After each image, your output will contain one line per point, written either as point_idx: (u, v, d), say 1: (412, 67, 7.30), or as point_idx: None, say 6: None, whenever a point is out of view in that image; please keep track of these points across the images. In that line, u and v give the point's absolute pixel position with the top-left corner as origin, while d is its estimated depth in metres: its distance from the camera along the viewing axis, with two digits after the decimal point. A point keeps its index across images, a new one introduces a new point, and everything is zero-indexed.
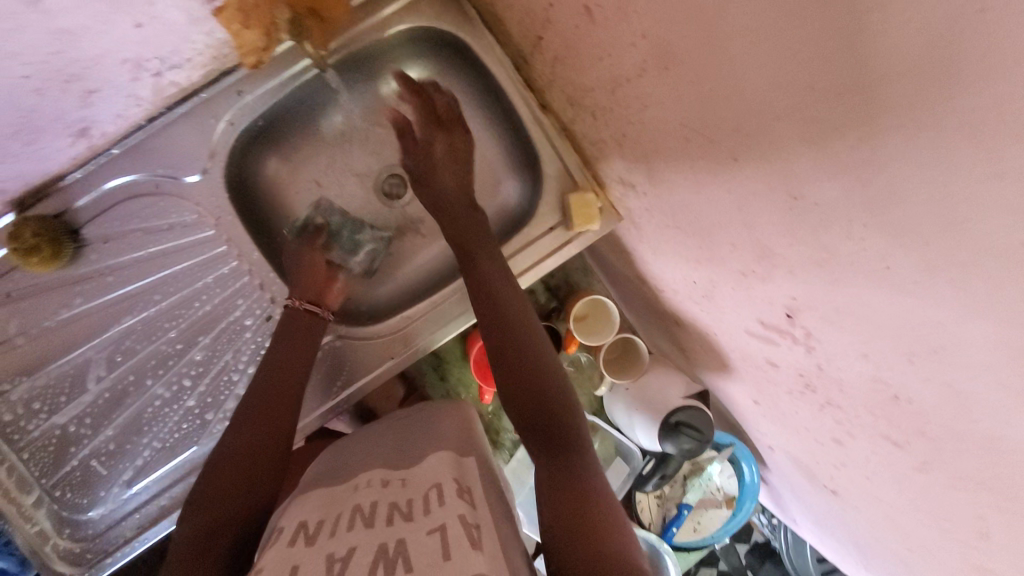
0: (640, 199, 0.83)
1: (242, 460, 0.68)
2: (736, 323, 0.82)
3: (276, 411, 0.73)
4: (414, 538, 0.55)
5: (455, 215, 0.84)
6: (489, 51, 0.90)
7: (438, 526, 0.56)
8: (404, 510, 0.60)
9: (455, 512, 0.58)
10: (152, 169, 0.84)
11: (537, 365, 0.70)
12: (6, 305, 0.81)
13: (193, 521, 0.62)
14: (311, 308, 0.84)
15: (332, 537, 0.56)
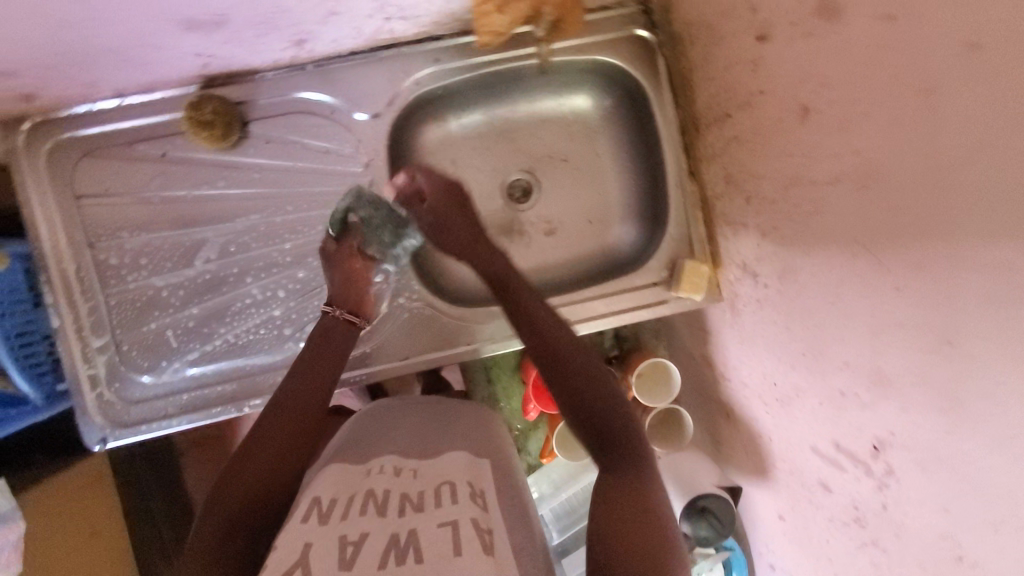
0: (756, 289, 0.86)
1: (270, 439, 0.69)
2: (803, 436, 0.84)
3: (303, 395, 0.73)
4: (425, 529, 0.57)
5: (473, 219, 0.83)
6: (663, 106, 0.95)
7: (450, 521, 0.57)
8: (413, 502, 0.62)
9: (466, 513, 0.59)
10: (333, 96, 0.89)
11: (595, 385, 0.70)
12: (159, 163, 0.86)
13: (218, 504, 0.64)
14: (351, 317, 0.81)
15: (346, 518, 0.59)
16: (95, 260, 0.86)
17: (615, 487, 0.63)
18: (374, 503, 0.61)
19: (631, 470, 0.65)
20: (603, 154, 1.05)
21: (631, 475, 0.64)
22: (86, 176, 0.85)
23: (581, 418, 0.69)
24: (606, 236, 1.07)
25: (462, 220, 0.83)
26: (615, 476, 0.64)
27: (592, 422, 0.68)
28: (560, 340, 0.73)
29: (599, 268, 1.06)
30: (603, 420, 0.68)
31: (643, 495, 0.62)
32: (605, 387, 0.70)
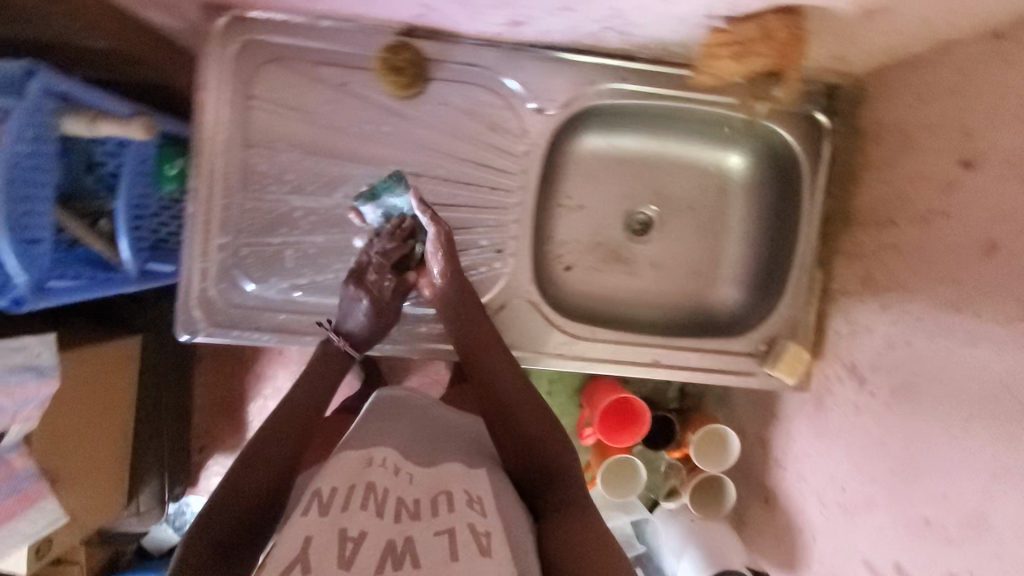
0: (858, 393, 0.86)
1: (271, 445, 0.72)
2: (857, 547, 0.85)
3: (306, 408, 0.77)
4: (422, 538, 0.58)
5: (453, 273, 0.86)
6: (814, 189, 0.95)
7: (446, 528, 0.59)
8: (409, 508, 0.61)
9: (465, 519, 0.60)
10: (517, 82, 0.90)
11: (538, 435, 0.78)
12: (337, 91, 0.87)
13: (219, 506, 0.66)
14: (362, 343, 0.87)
15: (347, 510, 0.59)
16: (246, 161, 0.87)
17: (561, 529, 0.68)
18: (374, 500, 0.61)
19: (576, 515, 0.70)
20: (734, 217, 1.07)
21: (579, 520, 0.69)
22: (268, 81, 0.87)
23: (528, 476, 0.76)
24: (712, 291, 1.08)
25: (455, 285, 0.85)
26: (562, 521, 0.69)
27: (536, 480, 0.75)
28: (511, 407, 0.80)
29: (693, 320, 1.08)
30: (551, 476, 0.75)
31: (594, 537, 0.67)
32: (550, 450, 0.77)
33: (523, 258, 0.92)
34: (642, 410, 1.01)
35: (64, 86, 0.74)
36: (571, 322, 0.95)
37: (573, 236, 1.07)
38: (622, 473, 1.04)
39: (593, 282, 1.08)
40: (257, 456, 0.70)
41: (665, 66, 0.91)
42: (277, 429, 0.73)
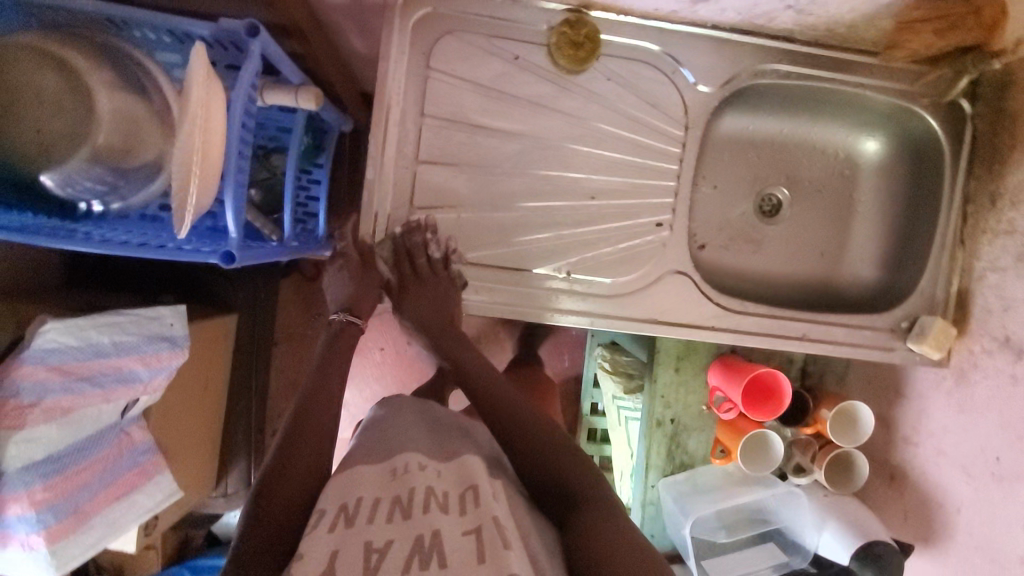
0: (1014, 365, 0.89)
1: (307, 433, 0.75)
2: (1017, 513, 0.87)
3: (323, 400, 0.82)
4: (448, 534, 0.57)
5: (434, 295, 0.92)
6: (956, 169, 0.97)
7: (474, 527, 0.58)
8: (439, 500, 0.62)
9: (489, 513, 0.60)
10: (680, 60, 0.92)
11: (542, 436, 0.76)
12: (510, 64, 0.90)
13: (263, 499, 0.67)
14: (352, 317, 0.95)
15: (374, 523, 0.59)
16: (420, 130, 0.89)
17: (582, 522, 0.65)
18: (401, 508, 0.61)
19: (591, 507, 0.67)
20: (863, 200, 1.09)
21: (595, 512, 0.66)
22: (442, 53, 0.88)
23: (531, 480, 0.73)
24: (845, 271, 1.10)
25: (427, 300, 0.92)
26: (578, 515, 0.66)
27: (541, 482, 0.72)
28: (507, 409, 0.80)
29: (826, 300, 1.09)
30: (559, 480, 0.71)
31: (619, 527, 0.64)
32: (552, 449, 0.74)
33: (678, 232, 0.96)
34: (782, 384, 1.03)
35: (273, 49, 0.77)
36: (721, 297, 0.97)
37: (706, 216, 1.09)
38: (757, 447, 1.05)
39: (726, 262, 1.09)
40: (292, 449, 0.73)
41: (819, 49, 0.94)
42: (298, 429, 0.76)
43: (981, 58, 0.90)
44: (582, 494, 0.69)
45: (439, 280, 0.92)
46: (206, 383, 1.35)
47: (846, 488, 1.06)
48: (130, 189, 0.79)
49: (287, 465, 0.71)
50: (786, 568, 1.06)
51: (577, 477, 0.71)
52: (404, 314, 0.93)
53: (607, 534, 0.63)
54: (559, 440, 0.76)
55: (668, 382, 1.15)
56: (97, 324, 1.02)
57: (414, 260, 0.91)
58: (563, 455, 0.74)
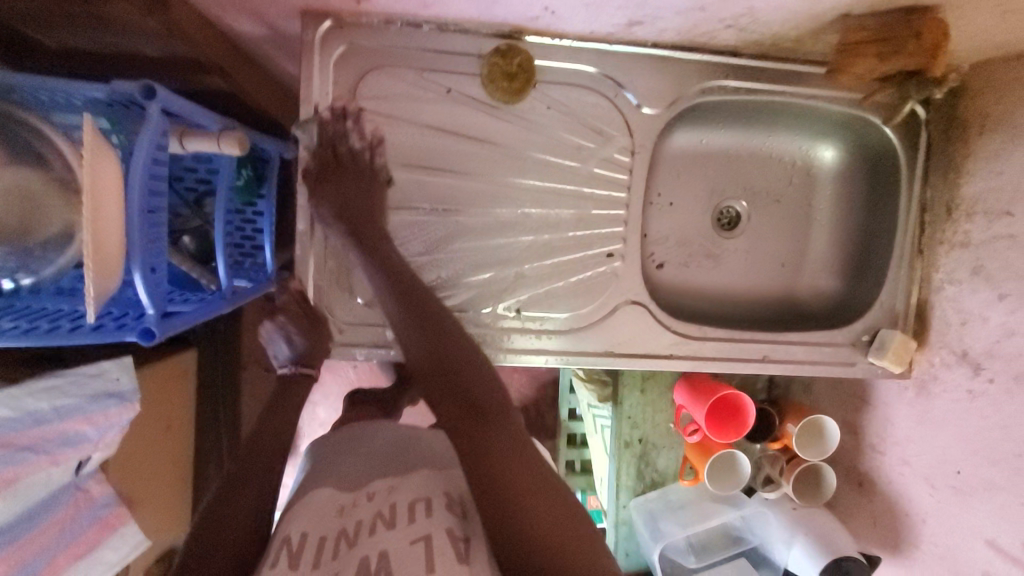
0: (973, 381, 0.88)
1: (239, 493, 0.67)
2: (978, 527, 0.87)
3: (270, 439, 0.75)
4: (396, 549, 0.55)
5: (345, 164, 0.80)
6: (910, 181, 0.95)
7: (422, 535, 0.56)
8: (385, 517, 0.59)
9: (442, 525, 0.58)
10: (622, 82, 0.87)
11: (460, 364, 0.67)
12: (440, 98, 0.84)
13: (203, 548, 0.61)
14: (306, 370, 0.86)
15: (319, 562, 0.55)
16: (351, 173, 0.84)
17: (489, 446, 0.61)
18: (346, 538, 0.57)
19: (499, 427, 0.63)
20: (820, 207, 1.06)
21: (505, 435, 0.62)
22: (369, 90, 0.83)
23: (439, 381, 0.66)
24: (806, 282, 1.07)
25: (353, 186, 0.79)
26: (487, 431, 0.62)
27: (456, 404, 0.65)
28: (409, 301, 0.71)
29: (787, 313, 1.07)
30: (463, 393, 0.65)
31: (527, 462, 0.60)
32: (456, 353, 0.67)
33: (630, 259, 0.92)
34: (745, 402, 1.02)
35: (176, 103, 0.72)
36: (682, 325, 0.94)
37: (663, 232, 1.05)
38: (724, 468, 1.06)
39: (688, 280, 1.06)
40: (224, 508, 0.66)
41: (766, 62, 0.90)
42: (231, 490, 0.68)
43: (925, 83, 0.86)
44: (485, 404, 0.64)
45: (363, 172, 0.80)
46: (172, 420, 1.30)
47: (815, 498, 1.05)
48: (39, 260, 0.74)
49: (223, 530, 0.64)
50: None
51: (494, 399, 0.65)
52: (325, 197, 0.79)
53: (512, 466, 0.59)
54: (456, 335, 0.69)
55: (635, 403, 1.13)
56: (33, 391, 0.96)
57: (347, 170, 0.80)
58: (456, 346, 0.69)
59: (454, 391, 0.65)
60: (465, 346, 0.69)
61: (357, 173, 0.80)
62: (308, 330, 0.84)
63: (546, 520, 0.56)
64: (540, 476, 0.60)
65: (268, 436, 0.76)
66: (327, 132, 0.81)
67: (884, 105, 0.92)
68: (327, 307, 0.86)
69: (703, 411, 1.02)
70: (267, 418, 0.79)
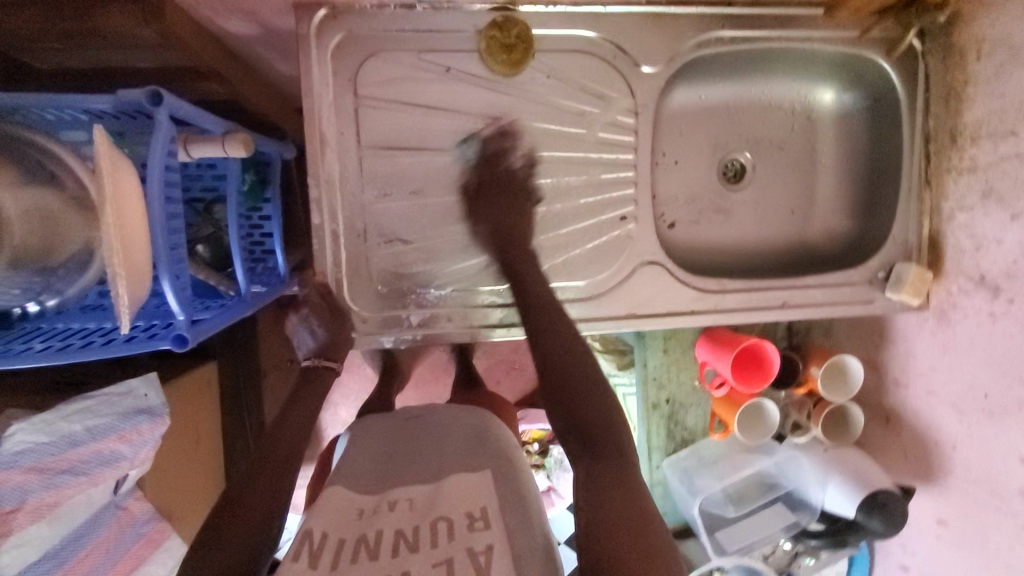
0: (993, 304, 0.89)
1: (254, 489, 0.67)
2: (1010, 446, 0.88)
3: (286, 436, 0.75)
4: (418, 573, 0.56)
5: (496, 172, 0.86)
6: (913, 114, 0.96)
7: (445, 559, 0.56)
8: (408, 538, 0.59)
9: (467, 545, 0.58)
10: (619, 43, 0.87)
11: (588, 383, 0.71)
12: (441, 77, 0.84)
13: (212, 540, 0.62)
14: (328, 363, 0.87)
15: (338, 569, 0.57)
16: (360, 162, 0.84)
17: (603, 478, 0.64)
18: (366, 548, 0.59)
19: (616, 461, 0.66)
20: (824, 150, 1.07)
21: (616, 468, 0.65)
22: (369, 77, 0.82)
23: (557, 405, 0.71)
24: (817, 226, 1.08)
25: (504, 201, 0.85)
26: (604, 467, 0.65)
27: (578, 422, 0.69)
28: (538, 324, 0.77)
29: (801, 259, 1.08)
30: (582, 412, 0.69)
31: (629, 484, 0.63)
32: (583, 379, 0.71)
33: (644, 221, 0.93)
34: (768, 351, 1.04)
35: (183, 109, 0.72)
36: (704, 280, 0.95)
37: (671, 192, 1.06)
38: (752, 417, 1.08)
39: (701, 236, 1.07)
40: (235, 502, 0.66)
41: (761, 8, 0.90)
42: (244, 484, 0.68)
43: (926, 10, 0.89)
44: (601, 428, 0.68)
45: (513, 187, 0.86)
46: (196, 433, 1.29)
47: (845, 437, 1.08)
48: (62, 280, 0.75)
49: (226, 525, 0.63)
50: (797, 529, 1.07)
51: (609, 422, 0.69)
52: (480, 211, 0.85)
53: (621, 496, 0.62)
54: (588, 360, 0.73)
55: (659, 364, 1.14)
56: (65, 415, 0.97)
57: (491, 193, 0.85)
58: (576, 361, 0.73)
59: (574, 408, 0.70)
60: (583, 359, 0.73)
61: (488, 194, 0.85)
62: (331, 323, 0.85)
63: (638, 533, 0.58)
64: (632, 493, 0.62)
65: (287, 434, 0.76)
66: (491, 149, 0.86)
67: (885, 39, 0.94)
68: (351, 297, 0.87)
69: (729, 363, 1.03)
70: (285, 413, 0.79)
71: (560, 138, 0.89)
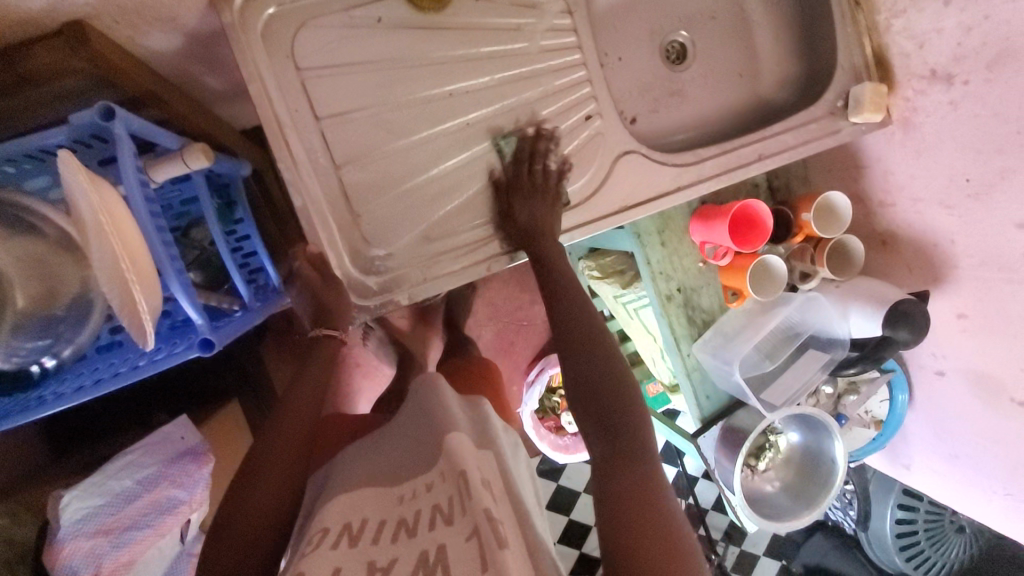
0: (950, 92, 0.93)
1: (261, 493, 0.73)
2: (1005, 216, 0.92)
3: (297, 413, 0.81)
4: (453, 544, 0.55)
5: (529, 166, 0.90)
6: None
7: (474, 530, 0.55)
8: (442, 510, 0.60)
9: (480, 507, 0.57)
10: None
11: (616, 403, 0.73)
12: (375, 29, 0.84)
13: (231, 525, 0.71)
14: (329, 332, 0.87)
15: (378, 543, 0.59)
16: (323, 135, 0.84)
17: (619, 488, 0.65)
18: (404, 526, 0.61)
19: (633, 471, 0.67)
20: (753, 7, 1.10)
21: (638, 475, 0.67)
22: (307, 49, 0.82)
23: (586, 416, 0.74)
24: (768, 81, 1.12)
25: (536, 201, 0.88)
26: (619, 472, 0.67)
27: (603, 434, 0.72)
28: (571, 330, 0.80)
29: (762, 116, 1.11)
30: (611, 426, 0.72)
31: (648, 496, 0.64)
32: (615, 405, 0.73)
33: (608, 116, 0.95)
34: (758, 209, 1.07)
35: (139, 123, 0.71)
36: (683, 154, 0.98)
37: (624, 88, 1.08)
38: (761, 275, 1.12)
39: (665, 121, 1.09)
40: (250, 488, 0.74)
41: None
42: (256, 473, 0.75)
43: None
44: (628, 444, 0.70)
45: (549, 190, 0.89)
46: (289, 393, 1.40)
47: (851, 269, 1.13)
48: (70, 329, 0.73)
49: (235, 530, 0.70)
50: (836, 365, 1.11)
51: (635, 437, 0.71)
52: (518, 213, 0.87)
53: (638, 510, 0.63)
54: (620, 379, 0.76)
55: (661, 257, 1.17)
56: (112, 474, 0.97)
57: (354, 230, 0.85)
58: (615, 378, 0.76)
59: (605, 418, 0.72)
60: (611, 373, 0.76)
61: (527, 190, 0.88)
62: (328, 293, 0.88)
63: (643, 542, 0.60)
64: (647, 506, 0.64)
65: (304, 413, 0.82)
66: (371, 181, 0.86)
67: None
68: (361, 270, 0.88)
69: (725, 231, 1.06)
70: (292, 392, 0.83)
71: (506, 58, 0.90)
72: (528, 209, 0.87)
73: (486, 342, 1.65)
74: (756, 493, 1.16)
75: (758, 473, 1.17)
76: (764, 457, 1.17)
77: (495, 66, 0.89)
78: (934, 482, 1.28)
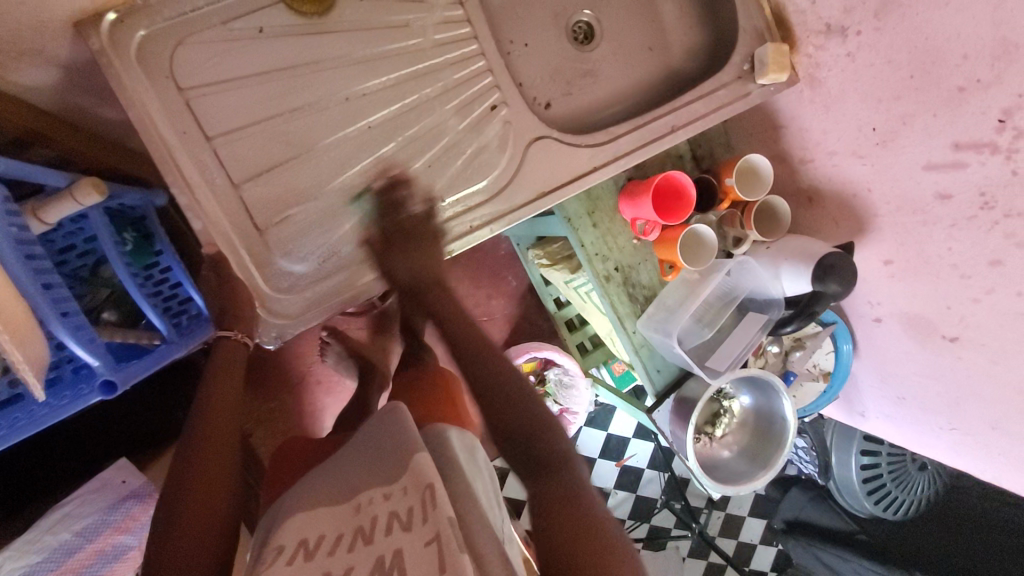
0: (846, 44, 0.95)
1: (202, 476, 0.73)
2: (913, 159, 0.93)
3: (212, 429, 0.79)
4: (411, 549, 0.52)
5: (400, 219, 0.86)
6: None
7: (435, 535, 0.52)
8: (402, 518, 0.56)
9: (443, 515, 0.54)
10: None
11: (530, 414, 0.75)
12: (258, 40, 0.82)
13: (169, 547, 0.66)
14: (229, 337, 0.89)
15: (333, 553, 0.56)
16: (217, 155, 0.81)
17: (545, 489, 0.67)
18: (363, 535, 0.57)
19: (556, 471, 0.69)
20: None
21: (563, 478, 0.68)
22: (188, 68, 0.79)
23: (499, 425, 0.74)
24: (678, 52, 1.12)
25: (416, 253, 0.85)
26: (543, 474, 0.68)
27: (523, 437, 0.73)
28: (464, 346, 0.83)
29: (677, 87, 1.11)
30: (526, 431, 0.73)
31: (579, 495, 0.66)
32: (527, 414, 0.75)
33: (514, 103, 0.94)
34: (681, 180, 1.08)
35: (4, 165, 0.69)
36: (598, 133, 0.98)
37: (534, 73, 1.06)
38: (692, 245, 1.12)
39: (581, 102, 1.08)
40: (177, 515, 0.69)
41: None
42: (177, 496, 0.71)
43: None
44: (546, 448, 0.72)
45: (423, 231, 0.87)
46: (256, 415, 1.36)
47: (781, 227, 1.14)
48: None
49: (172, 541, 0.66)
50: (774, 323, 1.12)
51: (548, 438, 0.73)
52: (395, 269, 0.85)
53: (572, 503, 0.65)
54: (527, 390, 0.78)
55: (595, 238, 1.16)
56: (48, 529, 0.93)
57: (400, 214, 0.86)
58: (519, 388, 0.78)
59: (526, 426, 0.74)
60: (514, 378, 0.79)
61: (408, 231, 0.86)
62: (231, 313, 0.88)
63: (584, 538, 0.61)
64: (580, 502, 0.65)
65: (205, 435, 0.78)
66: (275, 198, 0.84)
67: None
68: (279, 290, 0.85)
69: (650, 204, 1.06)
70: (208, 412, 0.81)
71: (403, 55, 0.88)
72: (405, 268, 0.85)
73: (446, 343, 1.62)
74: (713, 458, 1.19)
75: (716, 439, 1.21)
76: (721, 423, 1.20)
77: (393, 65, 0.87)
78: (887, 425, 1.32)
